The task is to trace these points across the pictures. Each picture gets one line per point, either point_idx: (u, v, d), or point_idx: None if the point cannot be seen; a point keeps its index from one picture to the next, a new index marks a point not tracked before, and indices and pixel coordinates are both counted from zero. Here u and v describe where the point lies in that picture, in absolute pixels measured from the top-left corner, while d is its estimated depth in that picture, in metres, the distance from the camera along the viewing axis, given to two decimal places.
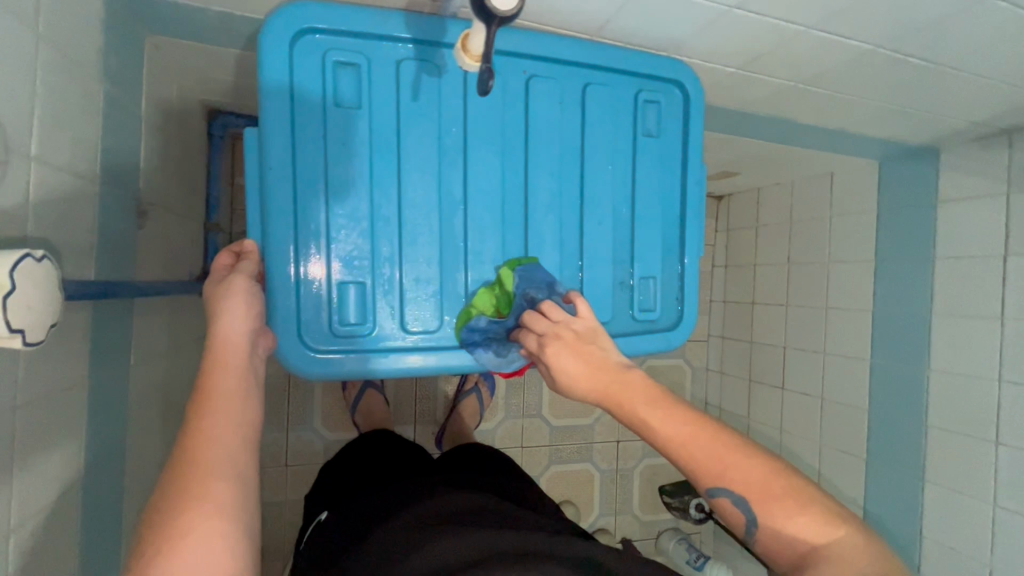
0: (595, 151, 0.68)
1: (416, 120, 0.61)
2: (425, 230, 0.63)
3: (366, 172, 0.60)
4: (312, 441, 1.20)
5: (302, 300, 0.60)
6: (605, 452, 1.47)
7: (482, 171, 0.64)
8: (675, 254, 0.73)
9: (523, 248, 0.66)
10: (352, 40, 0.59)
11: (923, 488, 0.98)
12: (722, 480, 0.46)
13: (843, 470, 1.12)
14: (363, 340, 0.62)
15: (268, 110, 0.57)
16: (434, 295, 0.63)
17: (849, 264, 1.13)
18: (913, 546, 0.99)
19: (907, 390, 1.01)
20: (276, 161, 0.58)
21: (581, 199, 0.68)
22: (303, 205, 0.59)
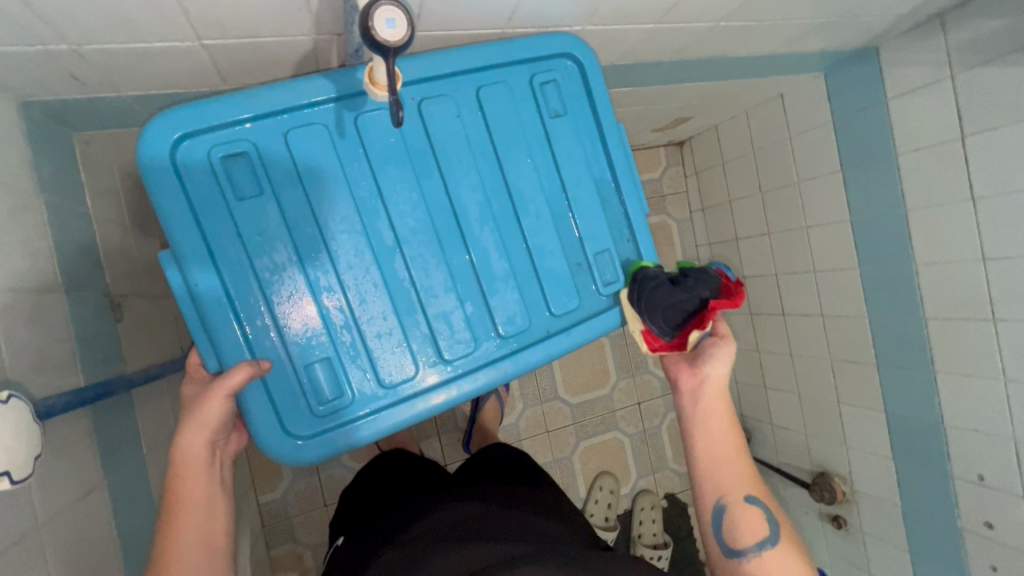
0: (509, 154, 0.70)
1: (324, 186, 0.64)
2: (370, 283, 0.65)
3: (294, 253, 0.63)
4: (345, 476, 1.22)
5: (276, 396, 0.64)
6: (628, 417, 1.49)
7: (406, 209, 0.66)
8: (619, 215, 0.75)
9: (472, 268, 0.69)
10: (228, 129, 0.61)
11: (935, 379, 0.99)
12: (761, 494, 0.61)
13: (858, 379, 1.14)
14: (348, 409, 0.66)
15: (174, 229, 0.60)
16: (399, 341, 0.66)
17: (818, 180, 1.13)
18: (937, 436, 1.00)
19: (900, 288, 1.02)
20: (201, 275, 0.61)
21: (512, 204, 0.70)
22: (246, 307, 0.63)
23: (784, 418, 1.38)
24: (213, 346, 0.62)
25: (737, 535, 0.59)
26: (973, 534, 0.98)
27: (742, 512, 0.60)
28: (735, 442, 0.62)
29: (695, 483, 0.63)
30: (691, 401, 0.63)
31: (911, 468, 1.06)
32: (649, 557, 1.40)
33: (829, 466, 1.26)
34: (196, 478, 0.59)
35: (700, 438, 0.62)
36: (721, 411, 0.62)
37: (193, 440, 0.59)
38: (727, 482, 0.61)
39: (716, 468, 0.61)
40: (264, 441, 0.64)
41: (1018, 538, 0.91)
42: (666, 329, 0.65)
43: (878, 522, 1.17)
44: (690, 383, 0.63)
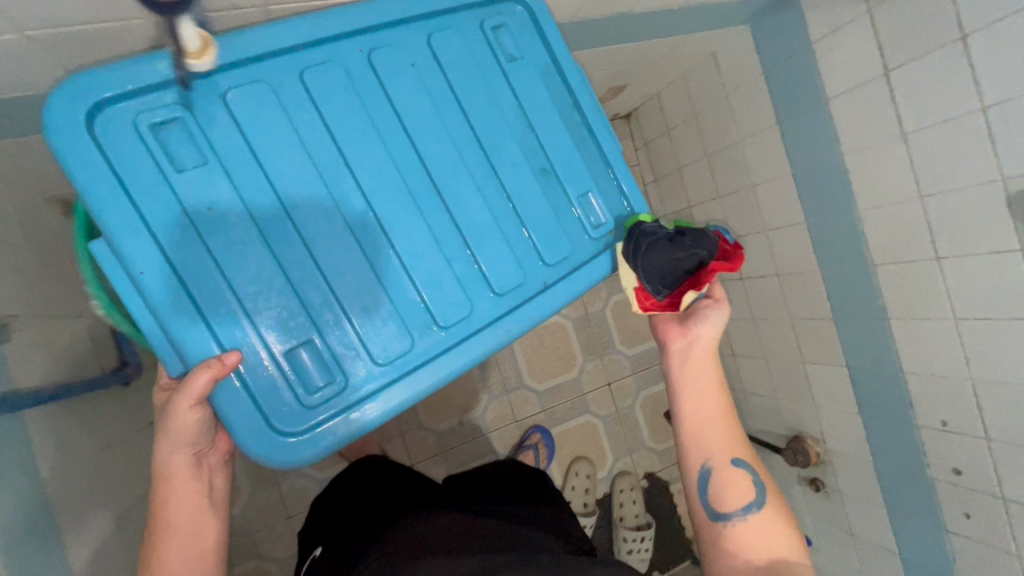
0: (473, 107, 0.71)
1: (278, 158, 0.63)
2: (347, 253, 0.66)
3: (259, 234, 0.63)
4: (306, 485, 1.20)
5: (255, 388, 0.64)
6: (599, 399, 1.46)
7: (373, 171, 0.66)
8: (591, 151, 0.77)
9: (452, 225, 0.69)
10: (154, 97, 0.59)
11: (889, 327, 0.96)
12: (747, 459, 0.70)
13: (818, 335, 1.11)
14: (342, 393, 0.66)
15: (112, 216, 0.58)
16: (387, 312, 0.67)
17: (758, 136, 1.10)
18: (898, 385, 0.97)
19: (846, 238, 0.98)
20: (148, 265, 0.59)
21: (484, 156, 0.71)
22: (209, 295, 0.61)
23: (755, 385, 1.35)
24: (177, 341, 0.61)
25: (727, 497, 0.68)
26: (943, 482, 0.95)
27: (730, 472, 0.69)
28: (723, 409, 0.72)
29: (692, 442, 0.71)
30: (680, 361, 0.73)
31: (879, 421, 1.03)
32: (632, 540, 1.38)
33: (802, 428, 1.23)
34: (179, 491, 0.65)
35: (697, 401, 0.71)
36: (709, 373, 0.72)
37: (172, 454, 0.65)
38: (715, 444, 0.70)
39: (705, 429, 0.71)
40: (247, 441, 0.63)
41: (986, 481, 0.88)
42: (661, 290, 0.72)
43: (854, 481, 1.13)
44: (678, 341, 0.72)
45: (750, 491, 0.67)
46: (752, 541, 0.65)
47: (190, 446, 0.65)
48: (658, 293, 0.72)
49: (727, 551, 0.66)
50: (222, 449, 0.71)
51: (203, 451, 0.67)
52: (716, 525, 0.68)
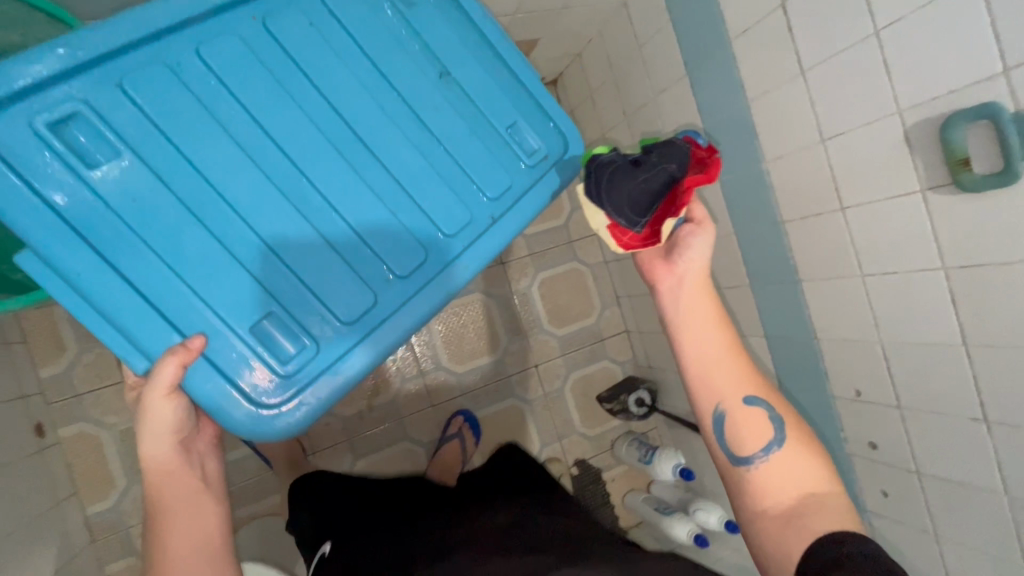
0: (388, 60, 0.64)
1: (197, 130, 0.58)
2: (290, 217, 0.61)
3: (192, 216, 0.58)
4: None
5: (221, 369, 0.59)
6: (525, 382, 1.37)
7: (300, 135, 0.61)
8: (512, 83, 0.70)
9: (399, 182, 0.64)
10: (42, 100, 0.54)
11: (801, 290, 0.88)
12: (761, 394, 0.62)
13: (736, 305, 1.03)
14: (317, 358, 0.62)
15: (35, 231, 0.54)
16: (344, 271, 0.62)
17: (669, 91, 1.02)
18: (813, 353, 0.90)
19: (756, 195, 0.90)
20: (83, 270, 0.56)
21: (412, 111, 0.65)
22: (157, 290, 0.58)
23: None
24: (126, 337, 0.58)
25: (754, 439, 0.60)
26: (861, 458, 0.87)
27: (743, 415, 0.61)
28: (725, 338, 0.63)
29: (694, 389, 0.63)
30: (673, 300, 0.63)
31: (797, 395, 0.95)
32: None
33: None
34: (176, 476, 0.59)
35: (702, 331, 0.61)
36: (706, 306, 0.62)
37: (154, 447, 0.58)
38: (724, 387, 0.62)
39: (711, 372, 0.62)
40: (233, 422, 0.60)
41: (901, 454, 0.80)
42: (635, 221, 0.63)
43: None
44: (667, 280, 0.62)
45: (767, 426, 0.60)
46: (778, 483, 0.59)
47: (176, 434, 0.58)
48: (634, 227, 0.63)
49: (755, 500, 0.59)
50: (210, 431, 0.64)
51: (190, 439, 0.61)
52: (739, 474, 0.61)
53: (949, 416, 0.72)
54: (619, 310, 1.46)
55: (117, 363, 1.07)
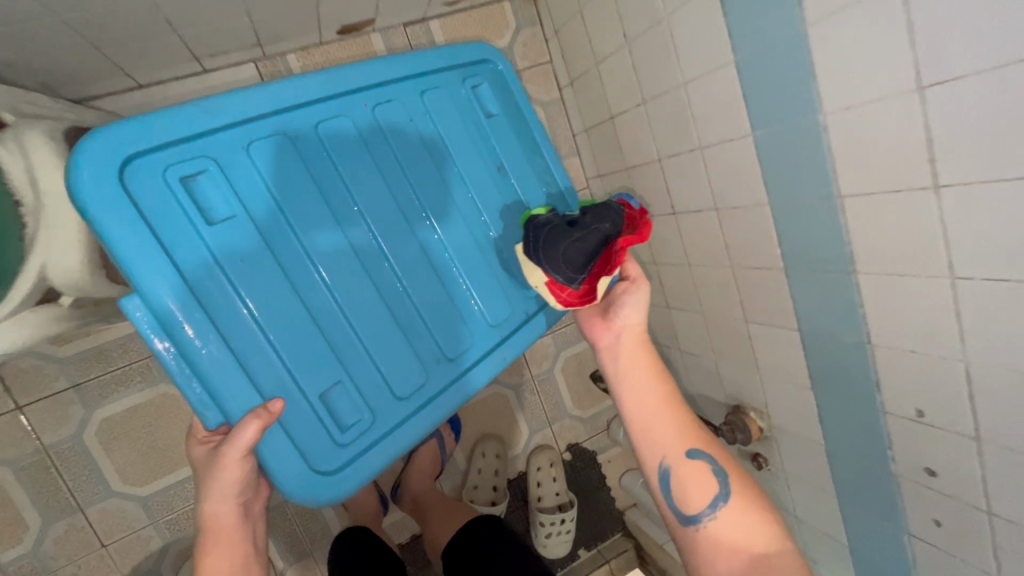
0: (456, 154, 0.83)
1: (293, 217, 0.70)
2: (361, 290, 0.74)
3: (283, 277, 0.69)
4: (123, 506, 0.94)
5: (295, 431, 0.68)
6: (510, 366, 1.20)
7: (376, 216, 0.76)
8: (538, 188, 0.90)
9: (451, 253, 0.81)
10: (181, 150, 0.64)
11: (856, 283, 0.68)
12: (704, 448, 0.62)
13: (762, 290, 0.84)
14: (370, 428, 0.75)
15: (143, 267, 0.60)
16: (399, 342, 0.76)
17: (688, 6, 0.75)
18: (861, 358, 0.72)
19: (805, 158, 0.67)
20: (190, 314, 0.62)
21: (465, 193, 0.83)
22: (243, 342, 0.66)
23: (691, 343, 1.10)
24: (209, 394, 0.64)
25: (697, 500, 0.60)
26: (911, 482, 0.72)
27: (686, 470, 0.61)
28: (662, 393, 0.63)
29: (639, 444, 0.63)
30: (612, 357, 0.65)
31: (834, 401, 0.79)
32: (551, 523, 1.19)
33: (743, 397, 1.00)
34: (223, 548, 0.58)
35: (640, 388, 0.63)
36: (641, 361, 0.64)
37: (220, 505, 0.59)
38: (667, 442, 0.62)
39: (651, 427, 0.62)
40: (283, 481, 0.67)
41: (967, 488, 0.65)
42: (575, 277, 0.71)
43: (800, 462, 0.92)
44: (606, 338, 0.66)
45: (712, 483, 0.60)
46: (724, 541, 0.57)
47: (241, 495, 0.59)
48: (572, 282, 0.71)
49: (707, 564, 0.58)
50: (264, 496, 0.66)
51: (249, 500, 0.62)
52: (687, 534, 0.60)
53: None
54: None
55: (3, 389, 0.87)
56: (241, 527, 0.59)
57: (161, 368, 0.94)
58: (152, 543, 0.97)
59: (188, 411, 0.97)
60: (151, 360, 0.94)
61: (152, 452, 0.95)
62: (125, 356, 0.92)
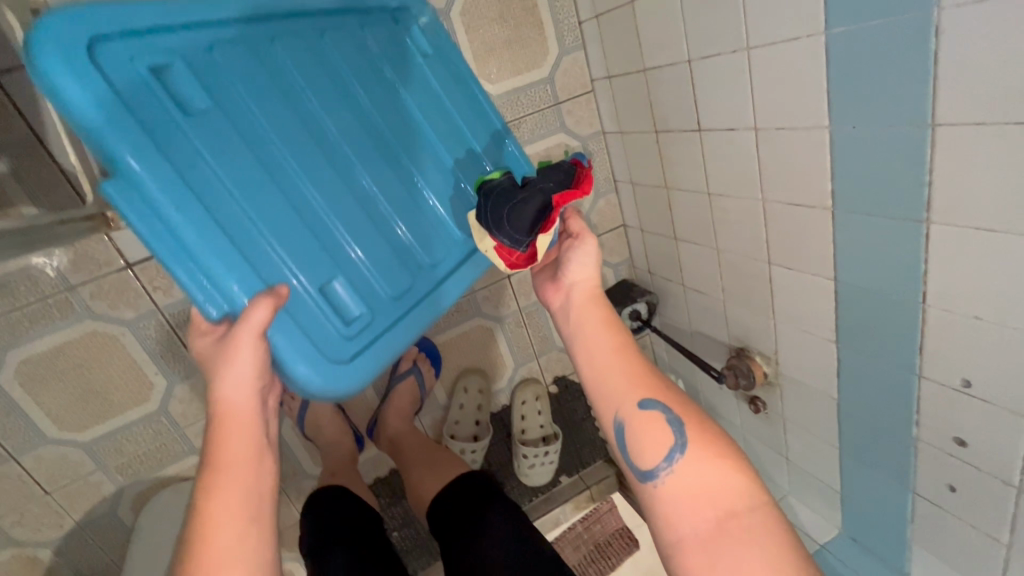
0: (412, 86, 0.73)
1: (274, 102, 0.58)
2: (348, 201, 0.64)
3: (266, 173, 0.56)
4: (63, 452, 0.85)
5: (306, 329, 0.57)
6: (496, 298, 1.09)
7: (351, 130, 0.65)
8: (493, 123, 0.79)
9: (421, 179, 0.72)
10: (144, 40, 0.50)
11: (925, 234, 0.57)
12: (656, 396, 0.51)
13: (795, 231, 0.72)
14: (371, 325, 0.65)
15: (125, 154, 0.46)
16: (389, 253, 0.67)
17: None
18: (909, 317, 0.62)
19: (897, 71, 0.52)
20: (180, 203, 0.49)
21: (426, 130, 0.73)
22: (239, 237, 0.53)
23: (696, 279, 0.99)
24: (210, 289, 0.51)
25: (651, 454, 0.48)
26: (932, 447, 0.67)
27: (641, 425, 0.50)
28: (616, 341, 0.54)
29: (592, 407, 0.54)
30: (565, 318, 0.58)
31: (859, 359, 0.71)
32: (534, 456, 1.14)
33: (748, 340, 0.92)
34: (233, 442, 0.46)
35: (586, 342, 0.55)
36: (591, 315, 0.56)
37: (236, 391, 0.47)
38: (616, 392, 0.52)
39: (600, 377, 0.53)
40: (298, 380, 0.56)
41: (1000, 463, 0.60)
42: (521, 239, 0.59)
43: (803, 411, 0.87)
44: (557, 300, 0.59)
45: (666, 433, 0.48)
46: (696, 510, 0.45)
47: (262, 379, 0.48)
48: (519, 245, 0.59)
49: (670, 530, 0.46)
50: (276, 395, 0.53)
51: (266, 391, 0.50)
52: (647, 493, 0.48)
53: None
54: (617, 198, 1.12)
55: None
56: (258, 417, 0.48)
57: (86, 304, 0.80)
58: (104, 487, 0.89)
59: (127, 348, 0.84)
60: (71, 295, 0.79)
61: (91, 395, 0.84)
62: (37, 291, 0.77)
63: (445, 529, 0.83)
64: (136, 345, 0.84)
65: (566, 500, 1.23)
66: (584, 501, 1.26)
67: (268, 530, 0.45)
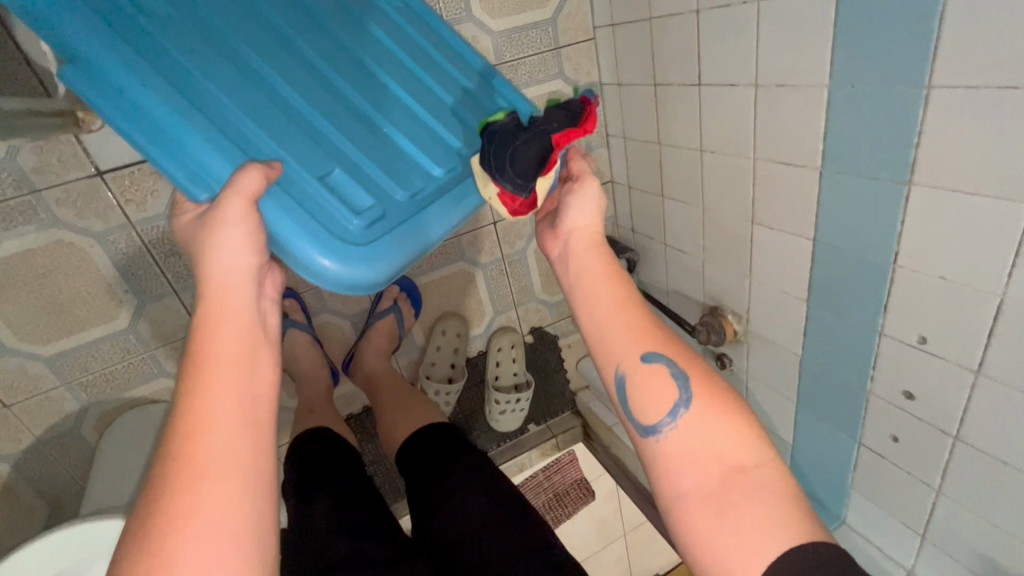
0: (388, 19, 0.71)
1: (242, 22, 0.60)
2: (334, 105, 0.61)
3: (242, 77, 0.57)
4: (23, 365, 0.81)
5: (305, 207, 0.52)
6: (480, 243, 1.08)
7: (327, 50, 0.65)
8: (475, 62, 0.73)
9: (416, 97, 0.68)
10: None
11: (905, 197, 0.60)
12: (661, 349, 0.51)
13: (782, 191, 0.75)
14: (386, 218, 0.57)
15: (94, 51, 0.49)
16: (391, 154, 0.62)
17: None
18: (879, 277, 0.66)
19: (902, 31, 0.53)
20: (151, 89, 0.50)
21: (409, 56, 0.70)
22: (220, 122, 0.53)
23: (679, 238, 1.02)
24: (191, 172, 0.51)
25: (653, 402, 0.50)
26: (883, 401, 0.73)
27: (643, 377, 0.51)
28: (621, 293, 0.54)
29: (593, 359, 0.55)
30: (565, 268, 0.58)
31: (827, 318, 0.75)
32: (505, 402, 1.17)
33: (723, 299, 0.95)
34: (225, 329, 0.44)
35: (588, 295, 0.55)
36: (592, 262, 0.56)
37: (224, 260, 0.46)
38: (618, 346, 0.52)
39: (602, 329, 0.53)
40: (307, 257, 0.51)
41: (942, 415, 0.65)
42: (524, 185, 0.52)
43: (767, 368, 0.92)
44: (556, 248, 0.59)
45: (668, 384, 0.50)
46: (695, 463, 0.47)
47: (259, 247, 0.47)
48: (522, 191, 0.52)
49: (671, 482, 0.47)
50: (275, 289, 0.51)
51: (264, 273, 0.49)
52: (647, 447, 0.50)
53: None
54: (607, 153, 1.12)
55: None
56: (251, 303, 0.46)
57: (50, 210, 0.75)
58: (66, 404, 0.86)
59: (95, 261, 0.80)
60: (35, 199, 0.74)
61: (54, 307, 0.80)
62: None
63: (415, 475, 0.83)
64: (104, 259, 0.81)
65: (532, 447, 1.28)
66: (550, 449, 1.31)
67: (268, 423, 0.43)
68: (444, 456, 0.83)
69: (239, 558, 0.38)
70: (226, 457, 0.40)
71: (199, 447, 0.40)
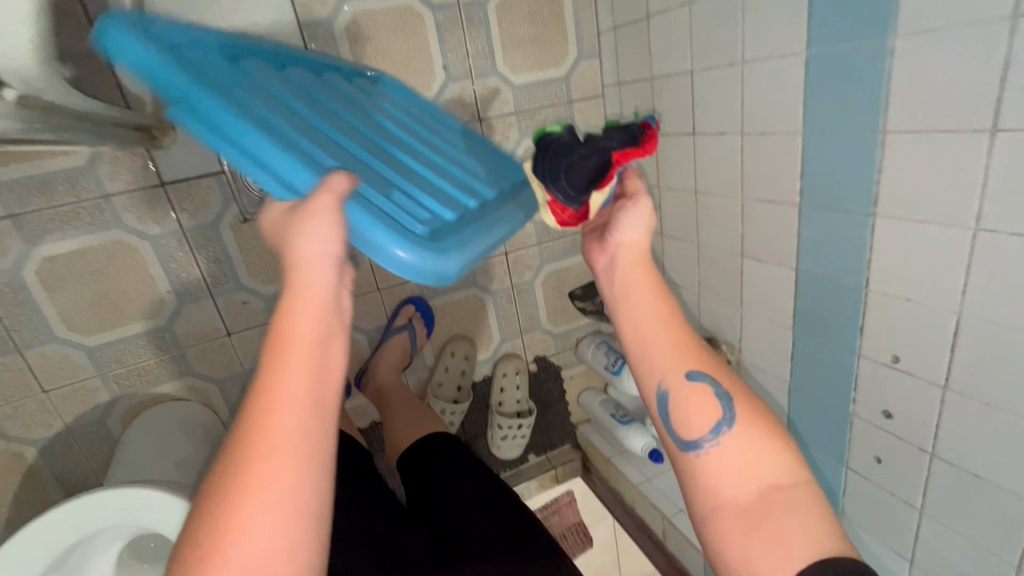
0: (400, 106, 0.82)
1: (295, 91, 0.66)
2: (378, 151, 0.66)
3: (301, 122, 0.61)
4: (66, 353, 0.88)
5: (382, 213, 0.54)
6: (491, 271, 1.17)
7: (360, 117, 0.72)
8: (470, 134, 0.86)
9: (436, 152, 0.74)
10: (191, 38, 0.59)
11: (871, 227, 0.68)
12: (705, 368, 0.54)
13: (766, 226, 0.83)
14: (446, 232, 0.60)
15: (186, 87, 0.52)
16: (433, 187, 0.66)
17: None
18: (854, 301, 0.73)
19: (860, 86, 0.63)
20: (236, 117, 0.52)
21: (420, 127, 0.79)
22: (299, 147, 0.55)
23: (676, 273, 1.10)
24: (280, 183, 0.51)
25: (693, 417, 0.52)
26: (866, 422, 0.77)
27: (685, 392, 0.53)
28: (671, 312, 0.56)
29: (634, 371, 0.57)
30: (609, 281, 0.59)
31: (812, 343, 0.81)
32: (508, 428, 1.21)
33: (718, 330, 1.02)
34: (312, 314, 0.43)
35: (634, 310, 0.56)
36: (641, 282, 0.57)
37: (318, 251, 0.43)
38: (663, 361, 0.54)
39: (648, 346, 0.55)
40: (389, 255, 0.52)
41: (919, 432, 0.70)
42: (575, 197, 0.58)
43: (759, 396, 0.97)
44: (602, 261, 0.60)
45: (712, 402, 0.52)
46: (736, 474, 0.50)
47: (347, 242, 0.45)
48: (572, 203, 0.57)
49: (710, 493, 0.50)
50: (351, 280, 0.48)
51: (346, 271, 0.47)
52: (686, 460, 0.52)
53: (1010, 414, 0.59)
54: None
55: None
56: (335, 294, 0.44)
57: (115, 214, 0.85)
58: (99, 395, 0.92)
59: (146, 261, 0.89)
60: (105, 203, 0.84)
61: (102, 300, 0.88)
62: (74, 193, 0.82)
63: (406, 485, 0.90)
64: (153, 260, 0.89)
65: (532, 477, 1.32)
66: (549, 480, 1.34)
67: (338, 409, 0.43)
68: (424, 464, 0.89)
69: (284, 543, 0.38)
70: (301, 441, 0.40)
71: (275, 426, 0.39)
